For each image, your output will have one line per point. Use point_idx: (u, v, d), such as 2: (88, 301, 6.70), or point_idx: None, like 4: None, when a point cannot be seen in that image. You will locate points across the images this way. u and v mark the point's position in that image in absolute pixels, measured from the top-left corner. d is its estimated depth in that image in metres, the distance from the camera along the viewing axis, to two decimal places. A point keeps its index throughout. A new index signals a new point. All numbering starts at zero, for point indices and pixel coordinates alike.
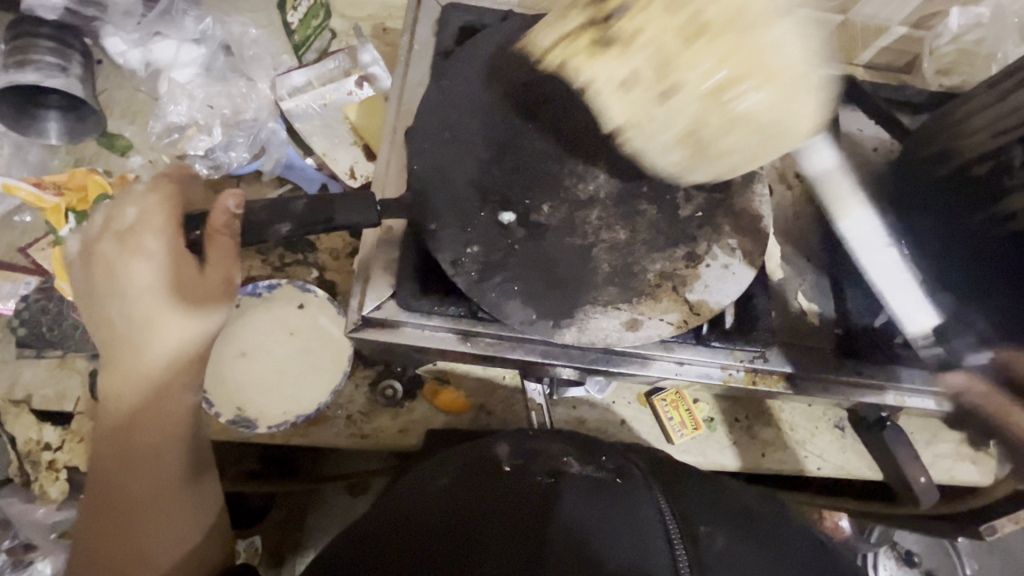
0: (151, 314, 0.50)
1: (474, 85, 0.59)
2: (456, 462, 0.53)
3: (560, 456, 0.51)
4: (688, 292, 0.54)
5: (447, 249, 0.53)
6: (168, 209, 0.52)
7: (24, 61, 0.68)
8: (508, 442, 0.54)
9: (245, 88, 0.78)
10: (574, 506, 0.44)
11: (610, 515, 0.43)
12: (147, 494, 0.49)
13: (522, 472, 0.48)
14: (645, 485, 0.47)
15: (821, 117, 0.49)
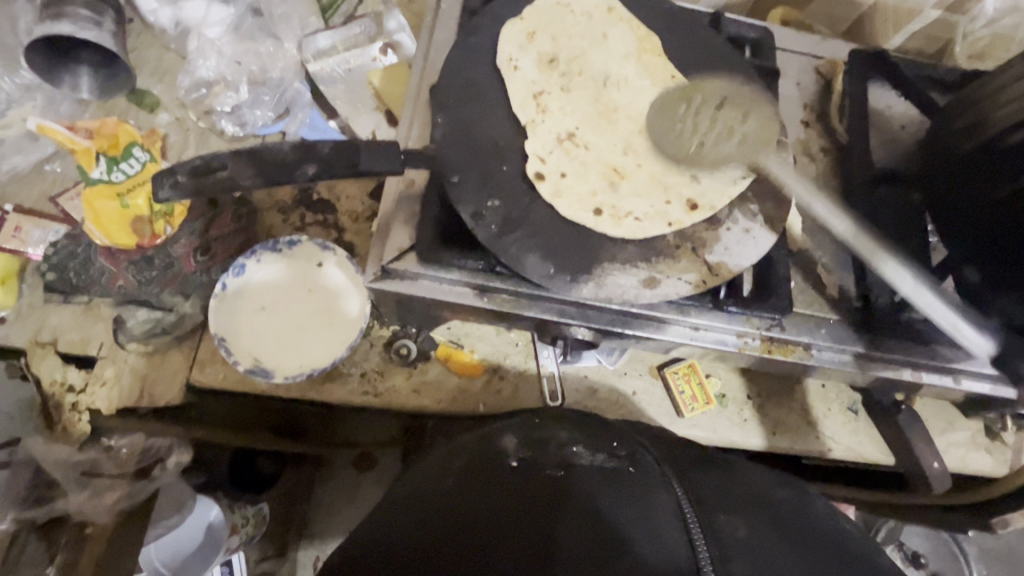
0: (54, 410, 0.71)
1: (500, 43, 0.59)
2: (461, 457, 0.57)
3: (569, 445, 0.55)
4: (707, 253, 0.54)
5: (469, 202, 0.53)
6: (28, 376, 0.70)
7: (59, 13, 0.69)
8: (514, 434, 0.58)
9: (273, 47, 0.79)
10: (592, 493, 0.48)
11: (626, 500, 0.47)
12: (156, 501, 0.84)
13: (532, 464, 0.52)
14: (654, 470, 0.51)
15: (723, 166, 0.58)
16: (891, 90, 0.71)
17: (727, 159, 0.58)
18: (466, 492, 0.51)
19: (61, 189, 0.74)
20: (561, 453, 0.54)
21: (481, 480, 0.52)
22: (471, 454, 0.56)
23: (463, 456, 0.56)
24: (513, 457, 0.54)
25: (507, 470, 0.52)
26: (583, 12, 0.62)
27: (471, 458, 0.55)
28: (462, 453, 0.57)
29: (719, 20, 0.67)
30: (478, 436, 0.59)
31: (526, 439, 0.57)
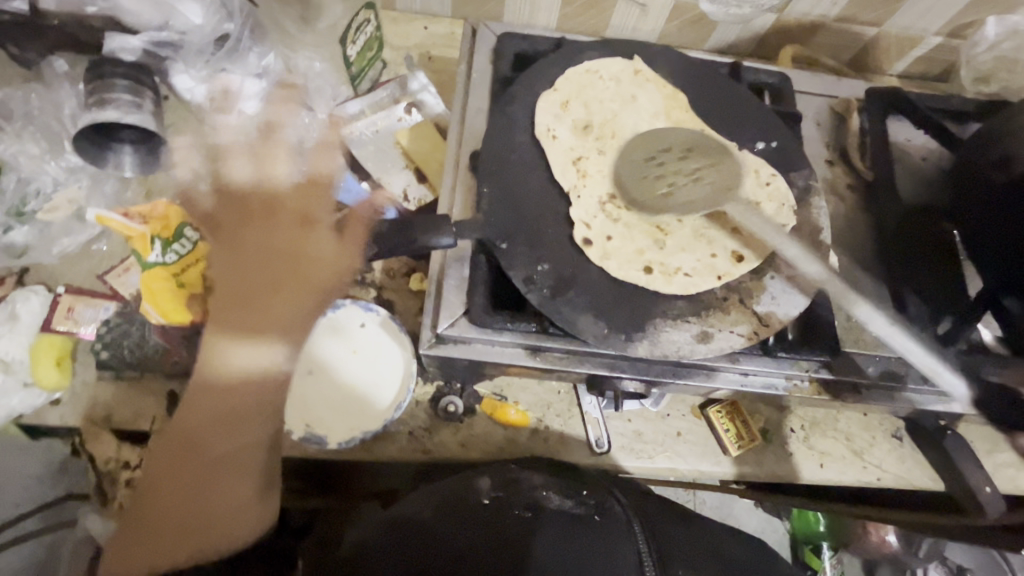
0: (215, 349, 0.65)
1: (534, 111, 0.61)
2: (441, 492, 0.59)
3: (540, 488, 0.59)
4: (756, 304, 0.57)
5: (519, 267, 0.55)
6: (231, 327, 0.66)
7: (103, 100, 0.72)
8: (488, 474, 0.60)
9: (307, 118, 0.82)
10: (554, 541, 0.53)
11: (587, 547, 0.53)
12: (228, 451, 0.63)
13: (504, 504, 0.56)
14: (619, 519, 0.57)
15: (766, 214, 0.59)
16: (909, 124, 0.72)
17: (767, 208, 0.60)
18: (439, 526, 0.54)
19: (107, 267, 0.76)
20: (532, 495, 0.58)
21: (454, 515, 0.55)
22: (448, 489, 0.58)
23: (436, 493, 0.58)
24: (488, 496, 0.58)
25: (480, 508, 0.56)
26: (611, 77, 0.64)
27: (447, 496, 0.58)
28: (435, 489, 0.59)
29: (738, 70, 0.70)
30: (455, 475, 0.61)
31: (500, 478, 0.60)
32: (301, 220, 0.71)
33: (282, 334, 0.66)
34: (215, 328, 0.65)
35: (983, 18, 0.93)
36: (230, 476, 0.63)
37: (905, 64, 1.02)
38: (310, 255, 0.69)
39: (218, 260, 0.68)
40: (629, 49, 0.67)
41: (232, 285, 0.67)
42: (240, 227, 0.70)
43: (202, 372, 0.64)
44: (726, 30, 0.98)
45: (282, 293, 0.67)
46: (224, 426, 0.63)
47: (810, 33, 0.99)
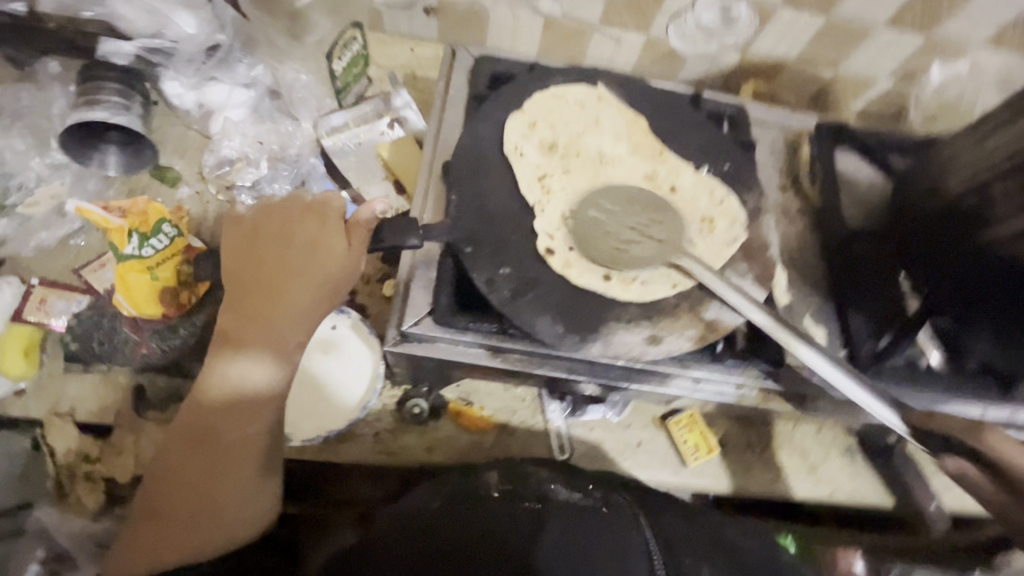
0: (222, 344, 0.64)
1: (503, 127, 0.65)
2: (447, 486, 0.57)
3: (547, 481, 0.58)
4: (705, 310, 0.60)
5: (482, 270, 0.58)
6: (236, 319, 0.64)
7: (92, 100, 0.75)
8: (495, 469, 0.59)
9: (292, 127, 0.85)
10: (563, 531, 0.51)
11: (596, 539, 0.52)
12: (231, 443, 0.62)
13: (512, 495, 0.55)
14: (626, 513, 0.56)
15: (716, 228, 0.64)
16: (857, 156, 0.78)
17: (715, 224, 0.64)
18: (445, 515, 0.53)
19: (84, 262, 0.76)
20: (540, 488, 0.57)
21: (459, 507, 0.54)
22: (456, 484, 0.57)
23: (443, 487, 0.57)
24: (496, 489, 0.56)
25: (490, 499, 0.55)
26: (577, 101, 0.68)
27: (454, 490, 0.56)
28: (443, 483, 0.58)
29: (697, 100, 0.75)
30: (459, 471, 0.61)
31: (506, 472, 0.59)
32: (317, 213, 0.67)
33: (295, 333, 0.64)
34: (232, 321, 0.64)
35: (929, 64, 0.99)
36: (238, 466, 0.62)
37: (862, 104, 1.09)
38: (321, 254, 0.65)
39: (233, 252, 0.67)
40: (593, 74, 0.71)
41: (248, 284, 0.65)
42: (262, 223, 0.68)
43: (221, 356, 0.63)
44: (694, 65, 1.04)
45: (294, 290, 0.64)
46: (238, 413, 0.62)
47: (773, 71, 1.05)
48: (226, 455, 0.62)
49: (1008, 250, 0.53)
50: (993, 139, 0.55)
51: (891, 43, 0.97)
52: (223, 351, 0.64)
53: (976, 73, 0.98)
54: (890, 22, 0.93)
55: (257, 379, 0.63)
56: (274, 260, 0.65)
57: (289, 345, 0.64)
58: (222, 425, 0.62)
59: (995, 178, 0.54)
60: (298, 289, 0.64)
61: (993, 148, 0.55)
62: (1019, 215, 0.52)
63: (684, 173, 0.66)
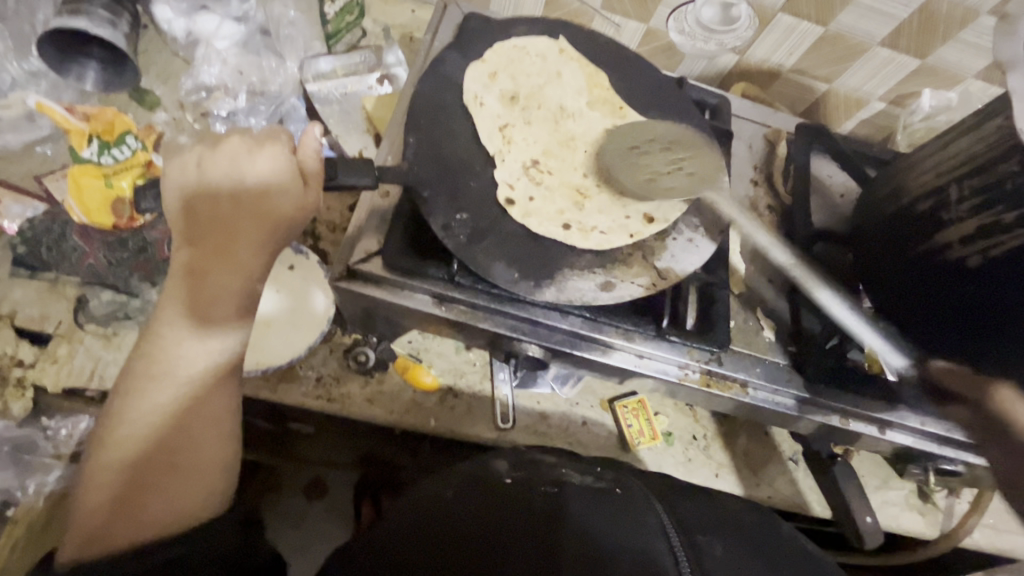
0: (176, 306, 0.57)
1: (474, 74, 0.64)
2: (461, 476, 0.59)
3: (558, 467, 0.60)
4: (656, 260, 0.60)
5: (438, 214, 0.57)
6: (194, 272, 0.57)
7: (76, 9, 0.74)
8: (505, 458, 0.62)
9: (275, 63, 0.85)
10: (583, 509, 0.52)
11: (613, 515, 0.52)
12: (191, 405, 0.56)
13: (527, 482, 0.56)
14: (639, 493, 0.56)
15: (673, 173, 0.63)
16: (833, 161, 0.78)
17: (674, 174, 0.63)
18: (464, 502, 0.54)
19: (46, 170, 0.75)
20: (553, 475, 0.58)
21: (478, 492, 0.55)
22: (468, 472, 0.59)
23: (458, 476, 0.59)
24: (508, 477, 0.58)
25: (504, 485, 0.56)
26: (538, 53, 0.68)
27: (469, 476, 0.59)
28: (457, 472, 0.60)
29: (682, 82, 0.75)
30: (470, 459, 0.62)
31: (514, 461, 0.61)
32: (268, 144, 0.58)
33: (242, 282, 0.57)
34: (190, 263, 0.57)
35: (921, 90, 1.01)
36: (200, 426, 0.56)
37: (852, 124, 1.10)
38: (275, 193, 0.57)
39: (175, 185, 0.58)
40: (556, 29, 0.71)
41: (201, 225, 0.57)
42: (205, 157, 0.58)
43: (177, 300, 0.57)
44: (692, 62, 1.04)
45: (249, 234, 0.57)
46: (200, 360, 0.57)
47: (768, 78, 1.06)
48: (189, 418, 0.56)
49: (960, 254, 0.53)
50: (955, 144, 0.55)
51: (885, 64, 0.98)
52: (179, 296, 0.57)
53: (966, 102, 0.98)
54: (886, 41, 0.94)
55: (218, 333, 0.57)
56: (226, 203, 0.57)
57: (246, 294, 0.58)
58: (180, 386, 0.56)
59: (950, 181, 0.54)
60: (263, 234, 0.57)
61: (955, 151, 0.55)
62: (968, 218, 0.52)
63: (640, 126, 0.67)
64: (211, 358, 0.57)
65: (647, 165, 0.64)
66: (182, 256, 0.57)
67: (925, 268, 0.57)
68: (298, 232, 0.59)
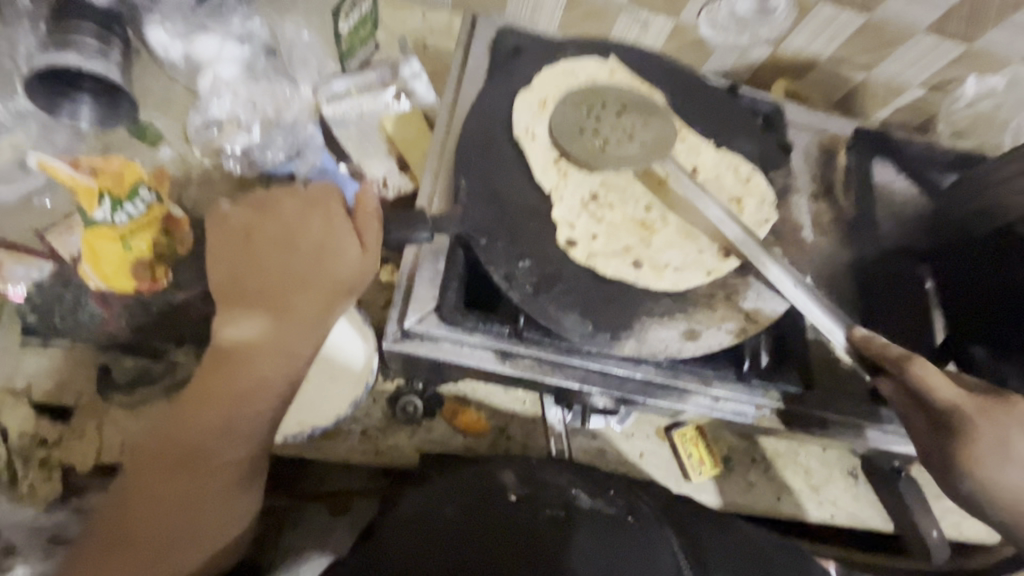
0: (211, 358, 0.52)
1: (518, 105, 0.61)
2: (463, 485, 0.53)
3: (569, 488, 0.54)
4: (743, 300, 0.57)
5: (500, 264, 0.53)
6: (234, 326, 0.52)
7: (64, 42, 0.67)
8: (513, 470, 0.55)
9: (290, 92, 0.78)
10: (592, 542, 0.47)
11: (625, 547, 0.48)
12: (202, 470, 0.51)
13: (533, 500, 0.51)
14: (650, 520, 0.52)
15: (742, 202, 0.61)
16: (892, 167, 0.73)
17: (742, 203, 0.61)
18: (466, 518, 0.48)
19: (48, 223, 0.70)
20: (562, 495, 0.53)
21: (481, 511, 0.49)
22: (474, 480, 0.53)
23: (458, 488, 0.52)
24: (515, 491, 0.53)
25: (510, 502, 0.51)
26: (587, 76, 0.64)
27: (471, 486, 0.53)
28: (460, 480, 0.54)
29: (735, 90, 0.70)
30: (478, 467, 0.56)
31: (525, 474, 0.55)
32: (322, 209, 0.55)
33: (282, 364, 0.52)
34: (227, 339, 0.52)
35: (965, 76, 0.94)
36: (212, 494, 0.51)
37: (888, 112, 1.04)
38: (329, 261, 0.53)
39: (222, 254, 0.54)
40: (604, 47, 0.67)
41: (248, 297, 0.52)
42: (255, 224, 0.55)
43: (206, 374, 0.52)
44: (722, 57, 0.98)
45: (300, 309, 0.52)
46: (222, 442, 0.51)
47: (803, 69, 0.99)
48: (199, 483, 0.50)
49: None
50: None
51: (930, 51, 0.91)
52: (210, 369, 0.52)
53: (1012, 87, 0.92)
54: (932, 28, 0.87)
55: (247, 397, 0.51)
56: (282, 261, 0.53)
57: (284, 376, 0.52)
58: (196, 449, 0.51)
59: None
60: (310, 297, 0.53)
61: None
62: None
63: (707, 149, 0.63)
64: (230, 424, 0.51)
65: (717, 192, 0.61)
66: (219, 329, 0.52)
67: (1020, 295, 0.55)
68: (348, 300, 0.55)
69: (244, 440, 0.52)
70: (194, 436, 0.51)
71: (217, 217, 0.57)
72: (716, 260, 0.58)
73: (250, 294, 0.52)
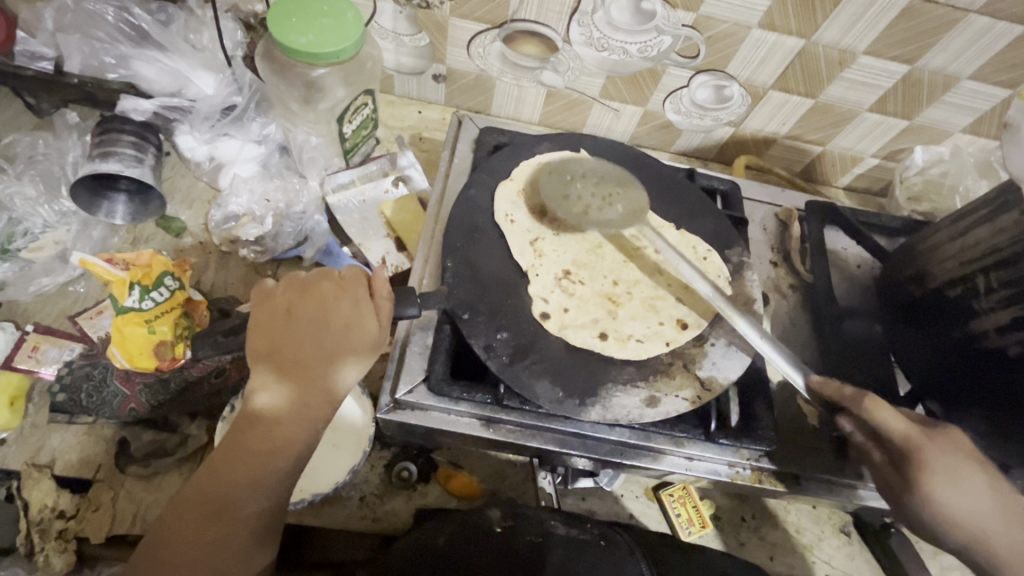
0: (245, 421, 0.56)
1: (496, 194, 0.69)
2: (451, 523, 0.55)
3: (548, 520, 0.56)
4: (699, 369, 0.63)
5: (480, 336, 0.60)
6: (265, 394, 0.56)
7: (107, 152, 0.77)
8: (498, 507, 0.58)
9: (298, 184, 0.86)
10: (568, 557, 0.50)
11: (596, 565, 0.49)
12: (224, 528, 0.53)
13: (515, 532, 0.53)
14: (622, 545, 0.53)
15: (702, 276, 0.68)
16: (844, 234, 0.80)
17: (703, 275, 0.68)
18: (452, 547, 0.51)
19: (81, 308, 0.78)
20: (541, 526, 0.55)
21: (469, 537, 0.52)
22: (460, 518, 0.55)
23: (448, 524, 0.55)
24: (499, 525, 0.54)
25: (493, 534, 0.53)
26: (561, 168, 0.73)
27: (457, 523, 0.55)
28: (450, 519, 0.56)
29: (693, 174, 0.78)
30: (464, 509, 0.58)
31: (510, 511, 0.57)
32: (352, 292, 0.60)
33: (306, 428, 0.56)
34: (258, 405, 0.56)
35: (913, 146, 1.01)
36: (226, 554, 0.53)
37: (849, 178, 1.10)
38: (354, 335, 0.58)
39: (261, 326, 0.59)
40: (574, 142, 0.76)
41: (275, 369, 0.57)
42: (295, 302, 0.60)
43: (236, 433, 0.56)
44: (689, 137, 1.05)
45: (324, 382, 0.57)
46: (244, 497, 0.54)
47: (763, 145, 1.05)
48: (219, 543, 0.53)
49: (998, 342, 0.55)
50: (973, 232, 0.59)
51: (875, 127, 0.97)
52: (240, 431, 0.56)
53: (957, 155, 0.98)
54: (873, 108, 0.93)
55: (272, 460, 0.55)
56: (315, 334, 0.58)
57: (305, 437, 0.56)
58: (222, 508, 0.54)
59: (976, 271, 0.58)
60: (332, 367, 0.58)
61: (975, 242, 0.58)
62: (1000, 309, 0.54)
63: (668, 228, 0.71)
64: (256, 485, 0.55)
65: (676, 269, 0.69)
66: (251, 395, 0.56)
67: (956, 352, 0.60)
68: (362, 370, 0.59)
69: (264, 499, 0.55)
70: (220, 496, 0.54)
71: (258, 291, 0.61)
72: (674, 330, 0.65)
73: (288, 363, 0.57)
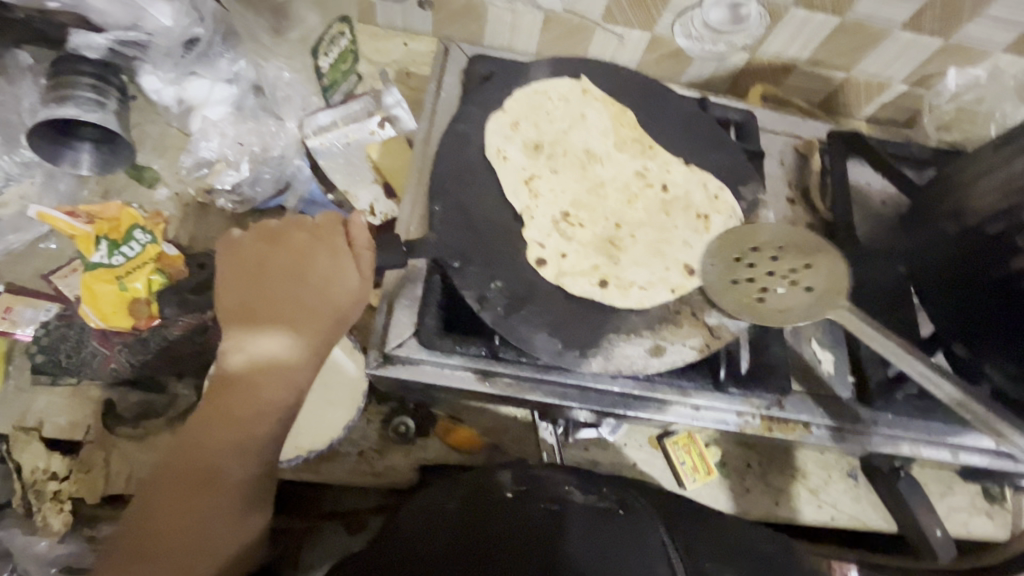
0: (223, 384, 0.53)
1: (486, 129, 0.63)
2: (463, 487, 0.52)
3: (562, 484, 0.52)
4: (706, 317, 0.59)
5: (473, 286, 0.55)
6: (242, 354, 0.53)
7: (63, 96, 0.70)
8: (509, 470, 0.54)
9: (274, 127, 0.80)
10: (585, 532, 0.45)
11: (617, 541, 0.45)
12: (211, 492, 0.51)
13: (528, 498, 0.49)
14: (644, 514, 0.49)
15: (710, 215, 0.64)
16: (869, 167, 0.74)
17: (712, 217, 0.64)
18: (465, 521, 0.47)
19: (55, 266, 0.74)
20: (555, 491, 0.50)
21: (481, 507, 0.48)
22: (471, 483, 0.52)
23: (459, 490, 0.51)
24: (511, 491, 0.50)
25: (506, 502, 0.49)
26: (560, 97, 0.66)
27: (466, 488, 0.51)
28: (462, 482, 0.53)
29: (705, 104, 0.71)
30: (474, 471, 0.55)
31: (522, 474, 0.53)
32: (329, 243, 0.56)
33: (287, 389, 0.53)
34: (236, 366, 0.53)
35: (947, 69, 0.91)
36: (215, 518, 0.51)
37: (874, 109, 1.00)
38: (333, 289, 0.55)
39: (232, 282, 0.55)
40: (574, 68, 0.69)
41: (251, 327, 0.53)
42: (267, 256, 0.56)
43: (215, 395, 0.53)
44: (701, 66, 0.95)
45: (304, 340, 0.54)
46: (228, 461, 0.52)
47: (782, 72, 0.96)
48: (206, 507, 0.51)
49: None
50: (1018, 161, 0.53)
51: (907, 48, 0.88)
52: (219, 393, 0.53)
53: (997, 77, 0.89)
54: (908, 24, 0.83)
55: (255, 422, 0.52)
56: (292, 290, 0.54)
57: (288, 398, 0.53)
58: (206, 474, 0.52)
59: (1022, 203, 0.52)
60: (313, 324, 0.54)
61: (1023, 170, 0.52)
62: None
63: (677, 164, 0.66)
64: (240, 447, 0.52)
65: (684, 209, 0.64)
66: (227, 356, 0.53)
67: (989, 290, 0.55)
68: (344, 325, 0.56)
69: (251, 462, 0.53)
70: (203, 461, 0.52)
71: (226, 246, 0.57)
72: (680, 276, 0.60)
73: (264, 322, 0.54)
